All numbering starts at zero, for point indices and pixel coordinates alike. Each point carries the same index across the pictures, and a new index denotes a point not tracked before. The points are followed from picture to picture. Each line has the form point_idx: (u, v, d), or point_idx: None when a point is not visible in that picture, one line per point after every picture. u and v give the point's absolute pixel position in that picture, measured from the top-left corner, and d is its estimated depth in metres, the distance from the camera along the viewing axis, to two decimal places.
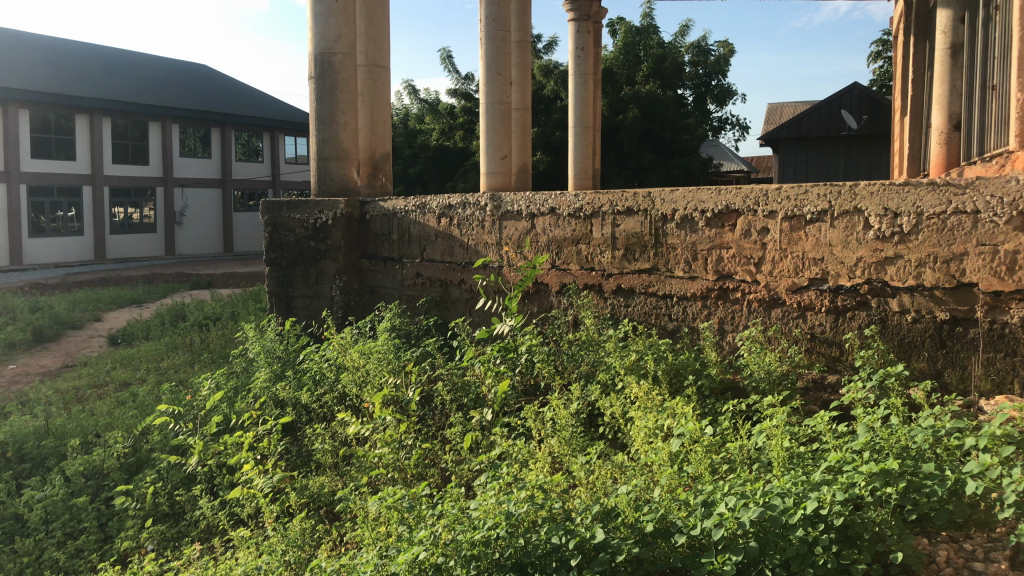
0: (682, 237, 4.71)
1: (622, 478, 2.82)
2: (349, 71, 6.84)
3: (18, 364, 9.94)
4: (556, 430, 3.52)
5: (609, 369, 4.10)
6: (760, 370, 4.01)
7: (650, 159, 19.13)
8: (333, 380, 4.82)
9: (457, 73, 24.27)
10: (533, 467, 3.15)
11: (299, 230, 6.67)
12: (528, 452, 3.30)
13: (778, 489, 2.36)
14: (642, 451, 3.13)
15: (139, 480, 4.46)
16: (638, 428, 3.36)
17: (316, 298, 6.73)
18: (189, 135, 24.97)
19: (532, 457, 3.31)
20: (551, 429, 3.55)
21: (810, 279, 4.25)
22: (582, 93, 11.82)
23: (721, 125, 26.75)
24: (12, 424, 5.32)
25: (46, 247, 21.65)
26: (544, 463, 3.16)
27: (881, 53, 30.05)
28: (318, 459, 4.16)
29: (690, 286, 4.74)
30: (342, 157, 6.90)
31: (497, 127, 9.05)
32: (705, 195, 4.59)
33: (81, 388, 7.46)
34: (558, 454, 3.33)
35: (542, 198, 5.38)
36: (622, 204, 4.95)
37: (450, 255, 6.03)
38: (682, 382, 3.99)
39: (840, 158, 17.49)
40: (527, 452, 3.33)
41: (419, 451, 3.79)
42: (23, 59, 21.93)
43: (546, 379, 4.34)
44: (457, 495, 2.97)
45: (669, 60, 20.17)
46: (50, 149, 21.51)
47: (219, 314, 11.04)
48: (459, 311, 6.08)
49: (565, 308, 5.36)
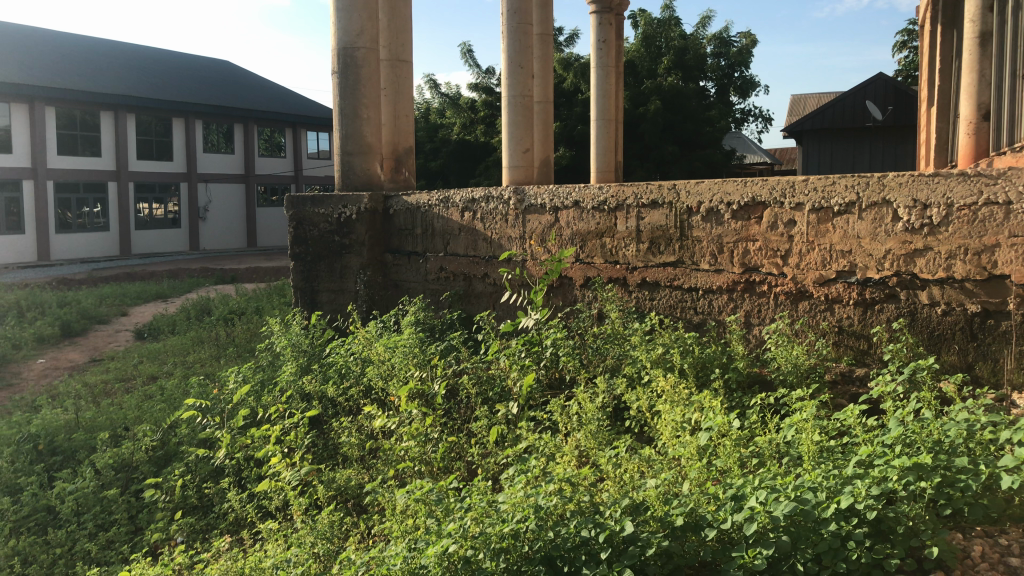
0: (708, 229, 4.69)
1: (651, 471, 2.81)
2: (372, 65, 6.86)
3: (48, 357, 10.08)
4: (585, 422, 3.52)
5: (635, 361, 4.07)
6: (788, 364, 3.96)
7: (672, 152, 19.09)
8: (359, 373, 4.85)
9: (478, 67, 24.31)
10: (560, 460, 3.14)
11: (323, 224, 6.72)
12: (554, 444, 3.31)
13: (809, 482, 2.33)
14: (669, 444, 3.11)
15: (168, 473, 4.49)
16: (666, 422, 3.35)
17: (341, 292, 6.77)
18: (212, 131, 25.14)
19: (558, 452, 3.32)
20: (579, 423, 3.55)
21: (837, 271, 4.23)
22: (604, 86, 11.80)
23: (743, 117, 26.63)
24: (42, 417, 5.38)
25: (72, 243, 21.88)
26: (571, 456, 3.14)
27: (906, 43, 29.85)
28: (344, 452, 4.20)
29: (716, 279, 4.72)
30: (365, 152, 6.92)
31: (519, 121, 9.04)
32: (730, 186, 4.57)
33: (110, 382, 7.55)
34: (585, 447, 3.31)
35: (566, 191, 5.39)
36: (647, 197, 4.95)
37: (473, 249, 6.04)
38: (708, 376, 3.95)
39: (865, 148, 17.35)
40: (556, 446, 3.32)
41: (444, 445, 3.81)
42: (47, 56, 22.17)
43: (572, 373, 4.34)
44: (485, 488, 2.96)
45: (691, 52, 20.08)
46: (75, 145, 21.72)
47: (244, 309, 11.13)
48: (483, 305, 6.08)
49: (591, 302, 5.35)
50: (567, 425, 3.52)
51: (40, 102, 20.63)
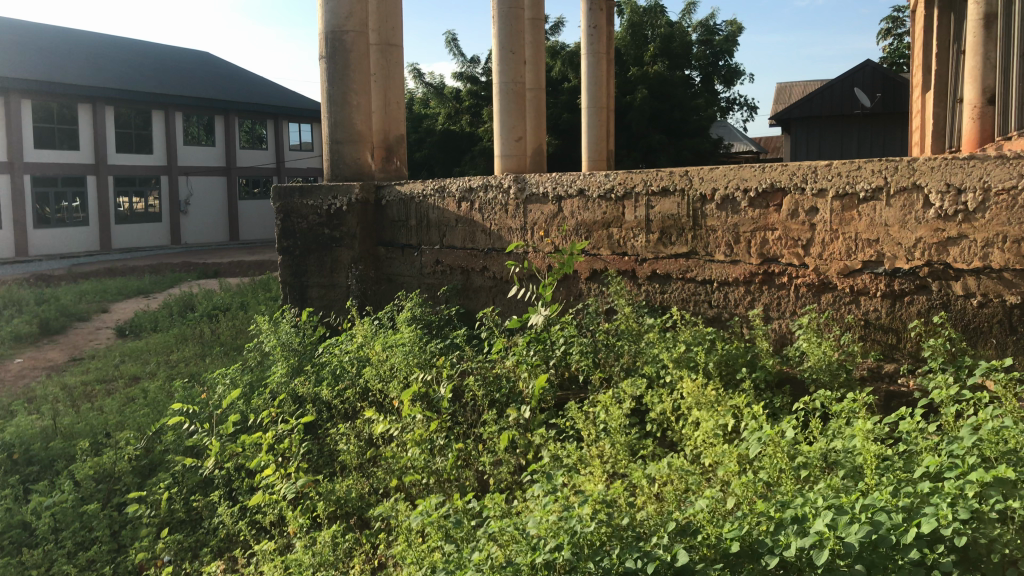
0: (723, 218, 4.45)
1: (692, 489, 2.54)
2: (361, 50, 6.55)
3: (26, 357, 9.72)
4: (610, 432, 3.26)
5: (655, 361, 3.77)
6: (820, 363, 3.59)
7: (659, 141, 18.88)
8: (355, 374, 4.58)
9: (462, 57, 24.03)
10: (590, 475, 2.87)
11: (313, 216, 6.43)
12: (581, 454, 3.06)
13: (880, 500, 2.07)
14: (704, 454, 2.86)
15: (153, 485, 4.18)
16: (696, 432, 3.10)
17: (332, 287, 6.47)
18: (192, 123, 24.68)
19: (579, 468, 3.07)
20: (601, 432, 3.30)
21: (864, 262, 3.99)
22: (595, 73, 11.54)
23: (728, 106, 26.48)
24: (17, 424, 5.07)
25: (51, 238, 21.42)
26: (601, 470, 2.88)
27: (891, 30, 29.80)
28: (342, 460, 3.93)
29: (732, 271, 4.47)
30: (355, 141, 6.62)
31: (511, 108, 8.75)
32: (747, 172, 4.32)
33: (90, 384, 7.22)
34: (614, 459, 3.06)
35: (569, 179, 5.12)
36: (657, 184, 4.69)
37: (471, 241, 5.76)
38: (736, 375, 3.66)
39: (853, 136, 17.17)
40: (583, 461, 3.07)
41: (453, 454, 3.57)
42: (24, 48, 21.68)
43: (584, 373, 4.07)
44: (506, 509, 2.69)
45: (678, 40, 19.88)
46: (53, 138, 21.24)
47: (228, 305, 10.81)
48: (482, 300, 5.80)
49: (599, 296, 5.08)
50: (586, 433, 3.26)
51: (16, 94, 20.15)
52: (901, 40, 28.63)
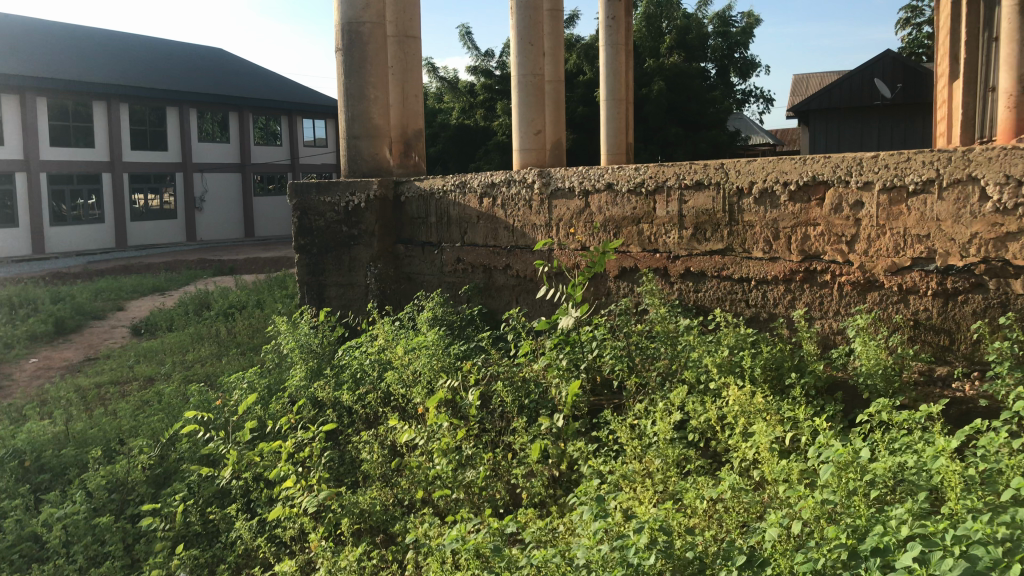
0: (761, 213, 4.23)
1: (752, 509, 2.36)
2: (379, 42, 6.35)
3: (41, 357, 9.61)
4: (655, 447, 3.07)
5: (697, 365, 3.55)
6: (877, 372, 3.34)
7: (676, 134, 18.64)
8: (376, 378, 4.41)
9: (476, 50, 23.85)
10: (643, 497, 2.67)
11: (330, 214, 6.27)
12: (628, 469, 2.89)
13: (972, 533, 1.85)
14: (759, 470, 2.66)
15: (168, 497, 4.00)
16: (746, 444, 2.90)
17: (350, 287, 6.31)
18: (207, 120, 24.58)
19: (626, 486, 2.88)
20: (643, 446, 3.11)
21: (913, 258, 3.77)
22: (614, 66, 11.29)
23: (745, 98, 26.17)
24: (29, 430, 4.92)
25: (67, 236, 21.37)
26: (653, 493, 2.68)
27: (909, 20, 29.42)
28: (365, 470, 3.75)
29: (771, 268, 4.25)
30: (373, 135, 6.42)
31: (530, 101, 8.53)
32: (787, 164, 4.10)
33: (104, 386, 7.07)
34: (664, 477, 2.85)
35: (597, 173, 4.91)
36: (690, 177, 4.47)
37: (493, 238, 5.56)
38: (784, 382, 3.44)
39: (873, 128, 16.78)
40: (627, 479, 2.88)
41: (486, 467, 3.38)
42: (40, 47, 21.67)
43: (620, 377, 3.86)
44: (551, 538, 2.50)
45: (694, 32, 19.63)
46: (69, 136, 21.20)
47: (244, 303, 10.68)
48: (505, 300, 5.60)
49: (629, 295, 4.86)
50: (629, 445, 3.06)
51: (31, 93, 20.12)
52: (920, 30, 28.19)
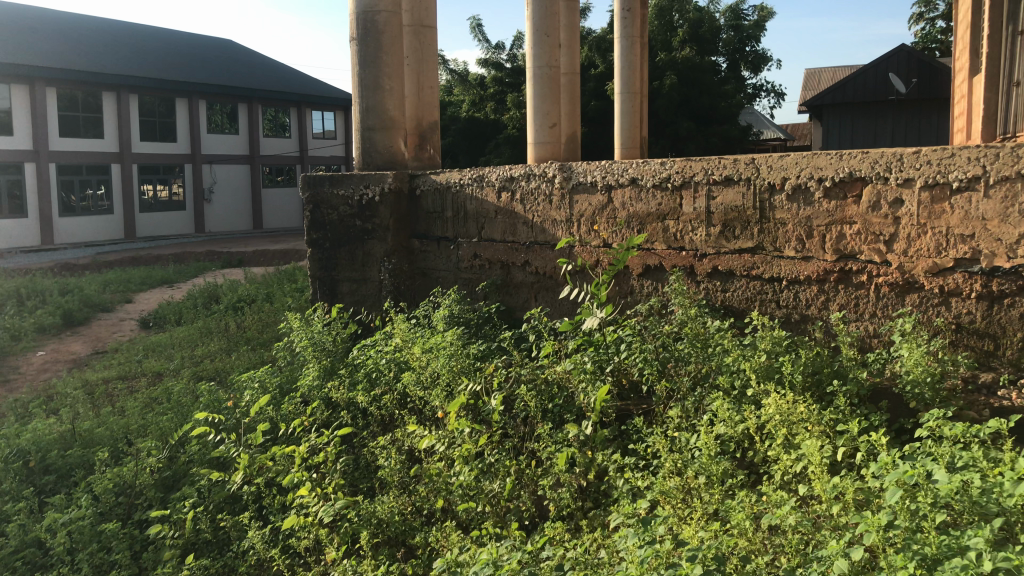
0: (794, 211, 4.05)
1: (813, 539, 2.20)
2: (394, 31, 6.18)
3: (49, 349, 9.49)
4: (694, 460, 2.90)
5: (732, 372, 3.38)
6: (925, 379, 3.15)
7: (688, 128, 18.45)
8: (393, 379, 4.26)
9: (486, 43, 23.65)
10: (689, 520, 2.50)
11: (344, 207, 6.11)
12: (667, 485, 2.74)
13: None
14: (811, 489, 2.49)
15: (177, 503, 3.85)
16: (793, 460, 2.72)
17: (363, 282, 6.15)
18: (216, 111, 24.45)
19: (665, 503, 2.72)
20: (681, 457, 2.96)
21: (956, 259, 3.58)
22: (629, 58, 11.10)
23: (756, 93, 25.92)
24: (36, 429, 4.78)
25: (76, 227, 21.27)
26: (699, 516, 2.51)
27: (922, 14, 29.09)
28: (383, 477, 3.60)
29: (803, 268, 4.07)
30: (388, 127, 6.26)
31: (545, 93, 8.35)
32: (822, 160, 3.92)
33: (111, 381, 6.94)
34: (707, 494, 2.69)
35: (621, 167, 4.73)
36: (719, 172, 4.29)
37: (512, 233, 5.39)
38: (825, 391, 3.27)
39: (886, 122, 16.48)
40: (667, 495, 2.73)
41: (512, 480, 3.22)
42: (49, 37, 21.55)
43: (649, 382, 3.70)
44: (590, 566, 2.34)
45: (707, 25, 19.40)
46: (78, 127, 21.08)
47: (254, 296, 10.54)
48: (523, 297, 5.43)
49: (654, 294, 4.69)
50: (668, 459, 2.90)
51: (40, 83, 19.99)
52: (933, 24, 27.86)
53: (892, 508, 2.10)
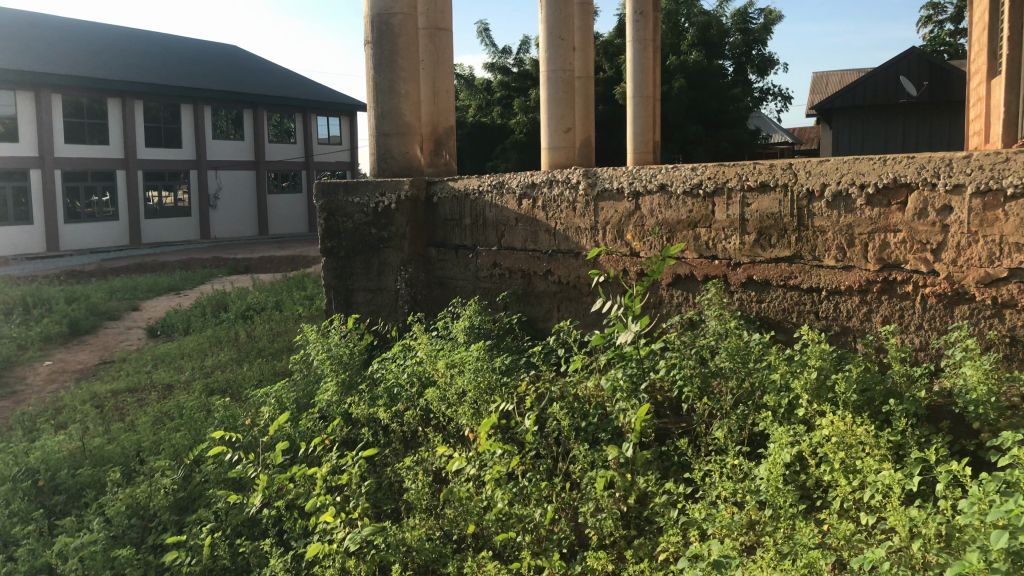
0: (834, 218, 3.86)
1: None
2: (410, 34, 6.02)
3: (56, 358, 9.34)
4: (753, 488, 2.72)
5: (779, 390, 3.21)
6: (989, 399, 2.93)
7: (696, 132, 18.30)
8: (416, 395, 4.09)
9: (492, 47, 23.51)
10: (759, 559, 2.32)
11: (359, 215, 5.94)
12: (728, 518, 2.57)
13: None
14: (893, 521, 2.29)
15: (193, 529, 3.68)
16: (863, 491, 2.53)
17: (380, 292, 5.98)
18: (222, 117, 24.35)
19: (724, 536, 2.54)
20: (736, 481, 2.78)
21: (1011, 269, 3.39)
22: (641, 60, 10.93)
23: (763, 97, 25.75)
24: (45, 446, 4.63)
25: (82, 233, 21.16)
26: (767, 555, 2.32)
27: (931, 17, 28.88)
28: (409, 500, 3.43)
29: (844, 277, 3.87)
30: (403, 132, 6.09)
31: (559, 97, 8.19)
32: (864, 165, 3.73)
33: (120, 393, 6.79)
34: (770, 529, 2.51)
35: (649, 173, 4.55)
36: (754, 178, 4.10)
37: (533, 242, 5.21)
38: (881, 410, 3.08)
39: (897, 125, 15.95)
40: (728, 528, 2.54)
41: (552, 509, 3.03)
42: (55, 44, 21.47)
43: (688, 400, 3.50)
44: None
45: (715, 28, 19.24)
46: (84, 133, 20.99)
47: (263, 304, 10.38)
48: (546, 307, 5.23)
49: (685, 304, 4.48)
50: (725, 487, 2.72)
51: (46, 89, 19.91)
52: (943, 27, 27.65)
53: (989, 550, 1.92)
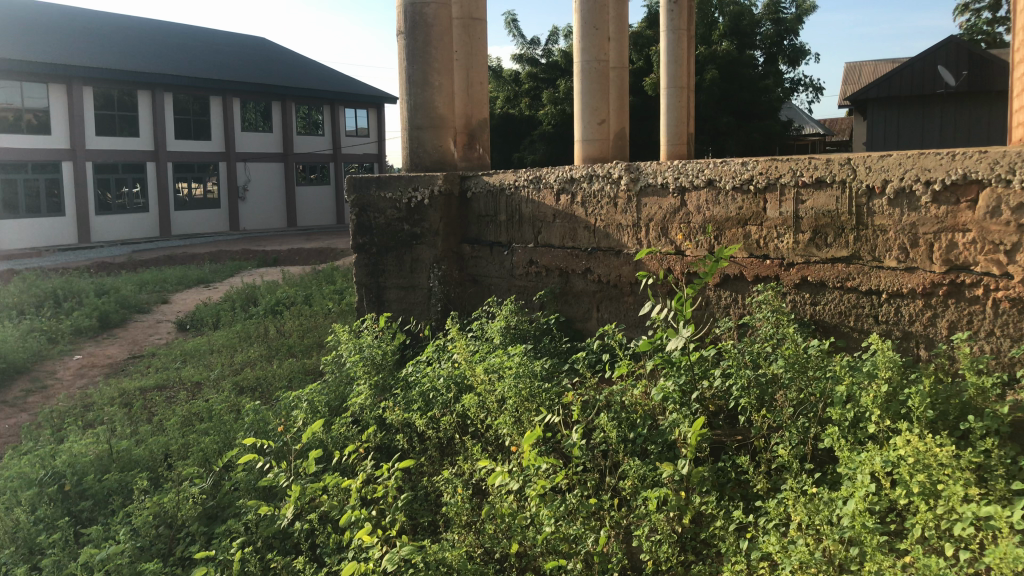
0: (895, 217, 3.61)
1: None
2: (444, 24, 5.83)
3: (86, 353, 9.28)
4: (827, 517, 2.52)
5: (844, 404, 2.98)
6: None
7: (728, 123, 17.97)
8: (453, 401, 3.90)
9: (521, 38, 23.28)
10: None
11: (391, 211, 5.79)
12: (805, 552, 2.36)
13: None
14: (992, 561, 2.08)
15: (223, 541, 3.54)
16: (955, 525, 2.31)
17: (412, 290, 5.82)
18: (250, 109, 24.33)
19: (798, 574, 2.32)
20: (809, 509, 2.57)
21: None
22: (675, 50, 10.60)
23: (795, 87, 25.30)
24: (71, 449, 4.51)
25: (112, 225, 21.23)
26: None
27: (968, 5, 28.21)
28: (449, 514, 3.25)
29: (906, 280, 3.60)
30: (437, 125, 5.90)
31: (594, 88, 7.94)
32: (931, 160, 3.46)
33: (148, 390, 6.69)
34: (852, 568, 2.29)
35: (695, 168, 4.31)
36: (809, 173, 3.85)
37: (572, 239, 5.00)
38: (959, 428, 2.83)
39: (935, 118, 15.23)
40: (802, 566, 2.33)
41: (605, 534, 2.84)
42: (85, 36, 21.53)
43: (745, 413, 3.27)
44: None
45: (748, 18, 18.89)
46: (114, 125, 21.03)
47: (293, 298, 10.27)
48: (584, 307, 5.02)
49: (734, 305, 4.24)
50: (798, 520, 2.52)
51: (77, 82, 19.95)
52: (980, 15, 27.03)
53: None
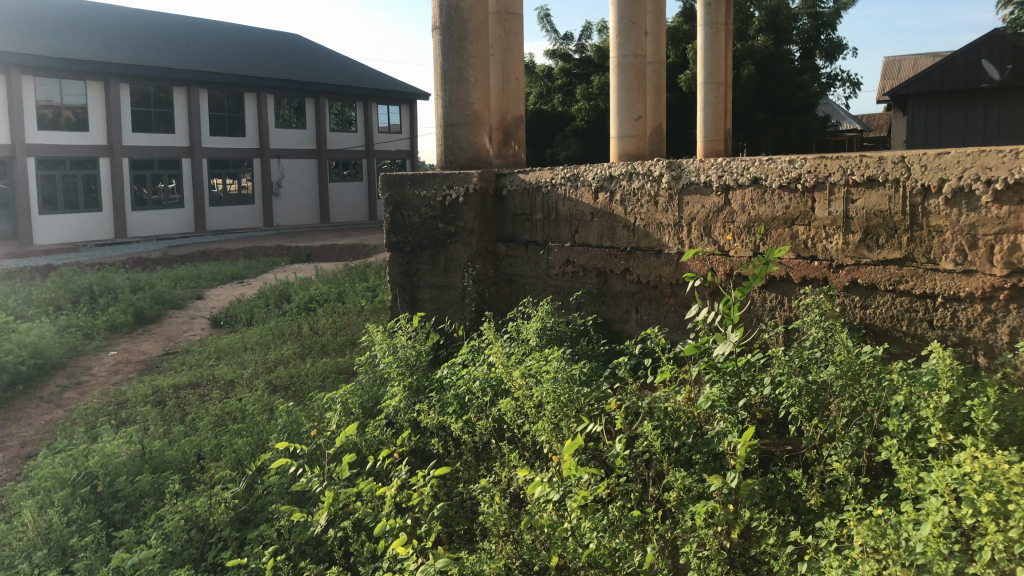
0: (953, 217, 3.43)
1: None
2: (480, 18, 5.72)
3: (121, 348, 9.32)
4: (890, 540, 2.37)
5: (903, 414, 2.82)
6: None
7: (764, 119, 17.68)
8: (489, 404, 3.80)
9: (554, 33, 23.12)
10: None
11: (425, 209, 5.71)
12: None
13: None
14: None
15: (256, 547, 3.47)
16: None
17: (446, 289, 5.74)
18: (283, 105, 24.43)
19: None
20: (873, 532, 2.43)
21: None
22: (713, 47, 10.30)
23: (832, 83, 24.88)
24: (104, 449, 4.47)
25: (148, 221, 21.42)
26: None
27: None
28: (484, 524, 3.15)
29: (963, 283, 3.42)
30: (472, 121, 5.80)
31: (631, 84, 7.78)
32: (992, 158, 3.29)
33: (182, 387, 6.67)
34: None
35: (740, 165, 4.16)
36: (860, 171, 3.69)
37: (610, 238, 4.88)
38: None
39: (978, 116, 13.92)
40: None
41: (650, 550, 2.72)
42: (123, 34, 21.76)
43: (796, 422, 3.13)
44: None
45: (785, 12, 18.59)
46: (150, 121, 21.21)
47: (326, 295, 10.24)
48: (622, 307, 4.89)
49: (779, 308, 4.09)
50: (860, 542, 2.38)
51: (114, 79, 20.13)
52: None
53: None
